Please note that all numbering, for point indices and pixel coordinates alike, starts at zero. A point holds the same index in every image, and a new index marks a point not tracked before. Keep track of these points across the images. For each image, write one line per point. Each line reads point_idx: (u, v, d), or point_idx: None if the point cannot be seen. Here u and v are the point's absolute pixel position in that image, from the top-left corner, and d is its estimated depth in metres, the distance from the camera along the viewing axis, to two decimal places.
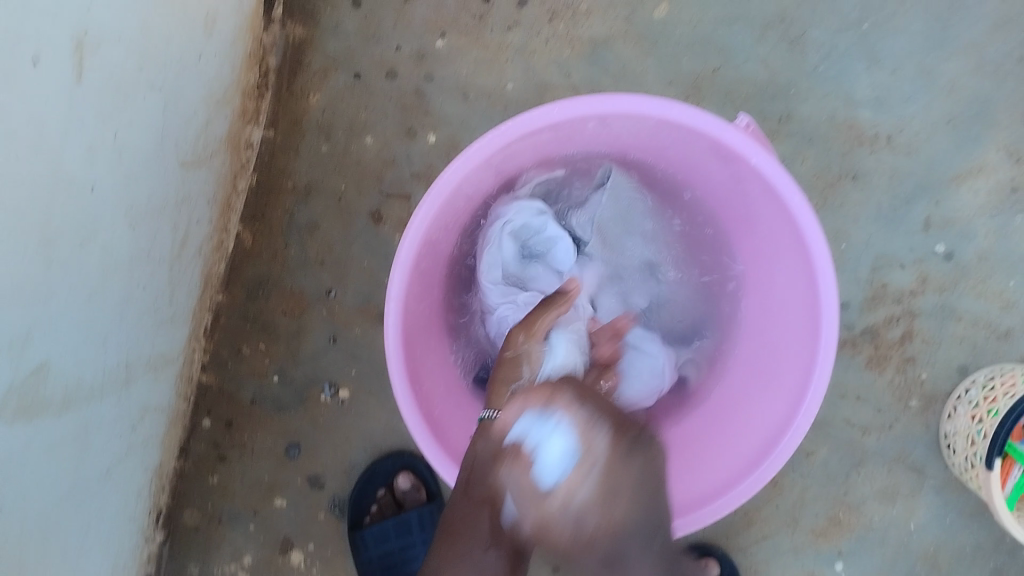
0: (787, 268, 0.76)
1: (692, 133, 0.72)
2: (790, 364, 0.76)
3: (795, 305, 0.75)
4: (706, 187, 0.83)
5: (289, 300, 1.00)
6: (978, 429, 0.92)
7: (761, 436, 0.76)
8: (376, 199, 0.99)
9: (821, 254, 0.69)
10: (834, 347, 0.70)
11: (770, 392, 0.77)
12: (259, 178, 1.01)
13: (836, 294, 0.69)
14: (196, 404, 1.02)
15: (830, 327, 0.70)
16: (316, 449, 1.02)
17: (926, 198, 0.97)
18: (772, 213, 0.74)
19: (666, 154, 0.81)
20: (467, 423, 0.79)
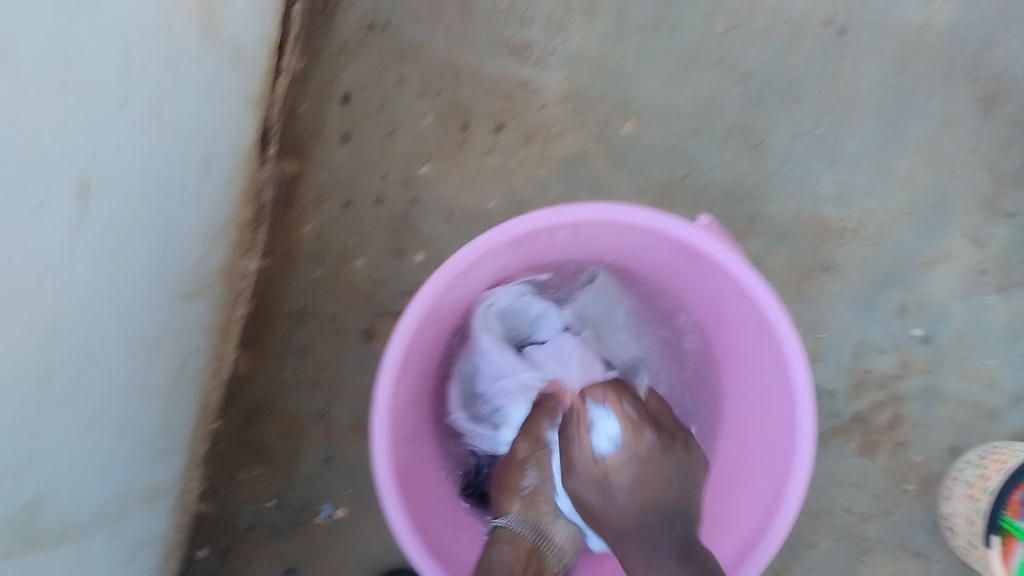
0: (760, 359, 0.78)
1: (656, 234, 0.76)
2: (773, 449, 0.77)
3: (771, 395, 0.77)
4: (677, 287, 0.86)
5: (285, 422, 1.01)
6: (977, 508, 0.92)
7: (754, 524, 0.76)
8: (367, 318, 1.01)
9: (791, 341, 0.72)
10: (812, 429, 0.72)
11: (759, 477, 0.78)
12: (255, 308, 1.02)
13: (808, 382, 0.72)
14: (193, 534, 1.01)
15: (807, 410, 0.72)
16: (313, 572, 1.00)
17: (899, 286, 1.01)
18: (741, 306, 0.77)
19: (637, 257, 0.84)
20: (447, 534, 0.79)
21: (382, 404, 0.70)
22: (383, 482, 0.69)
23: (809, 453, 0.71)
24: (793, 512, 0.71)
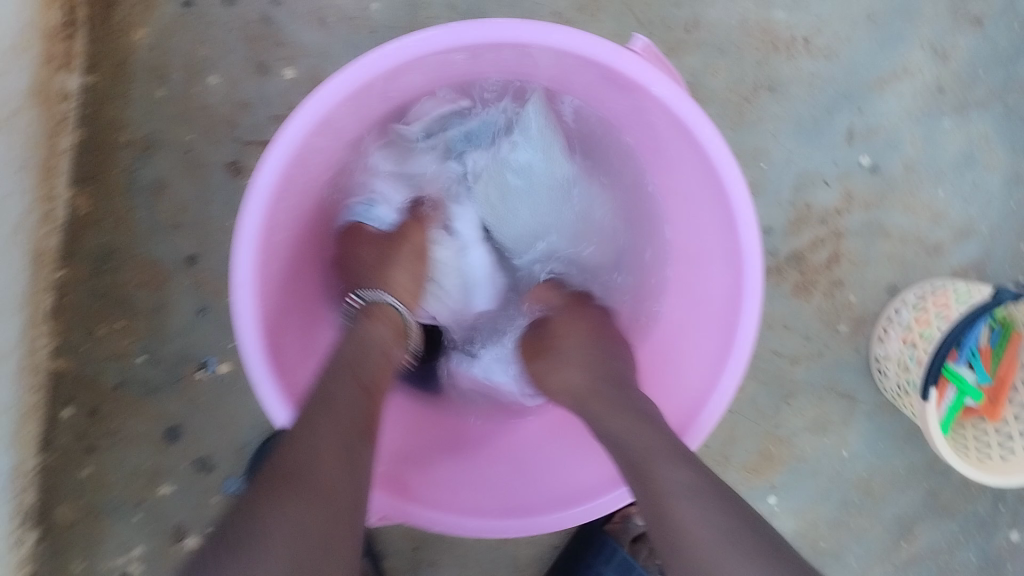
0: (704, 195, 0.67)
1: (585, 63, 0.61)
2: (727, 277, 0.67)
3: (720, 233, 0.66)
4: (611, 116, 0.72)
5: (142, 270, 0.87)
6: (911, 354, 0.86)
7: (717, 355, 0.67)
8: (231, 147, 0.85)
9: (742, 201, 0.60)
10: (759, 303, 0.62)
11: (718, 301, 0.69)
12: (86, 135, 0.85)
13: (753, 222, 0.61)
14: (54, 394, 0.90)
15: (753, 282, 0.62)
16: (199, 431, 0.92)
17: (849, 107, 0.89)
18: (688, 153, 0.65)
19: (562, 85, 0.70)
20: None
21: (246, 257, 0.58)
22: (254, 365, 0.58)
23: (752, 330, 0.63)
24: (730, 392, 0.63)
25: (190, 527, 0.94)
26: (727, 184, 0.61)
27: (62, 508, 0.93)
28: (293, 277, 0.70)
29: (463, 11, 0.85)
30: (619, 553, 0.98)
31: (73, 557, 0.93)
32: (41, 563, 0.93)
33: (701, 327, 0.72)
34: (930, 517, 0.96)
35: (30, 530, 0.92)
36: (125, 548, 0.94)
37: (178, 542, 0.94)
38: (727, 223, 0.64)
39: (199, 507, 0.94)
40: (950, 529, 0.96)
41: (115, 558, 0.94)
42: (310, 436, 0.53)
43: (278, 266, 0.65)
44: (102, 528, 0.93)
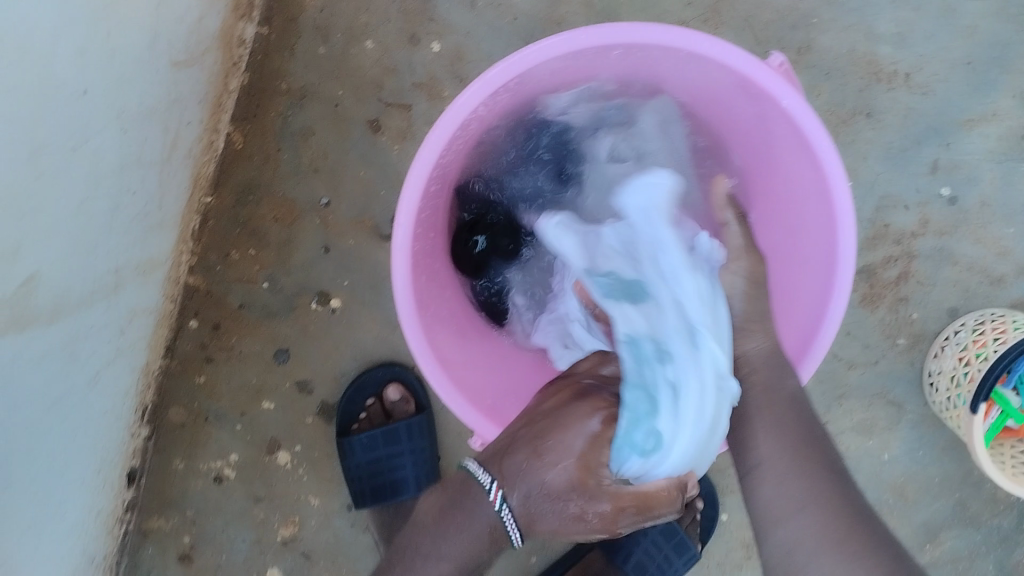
0: (802, 187, 0.71)
1: (722, 68, 0.67)
2: (814, 251, 0.71)
3: (814, 226, 0.71)
4: (724, 122, 0.78)
5: (279, 207, 0.98)
6: (964, 372, 0.93)
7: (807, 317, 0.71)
8: (374, 107, 0.96)
9: (845, 207, 0.66)
10: (851, 282, 0.66)
11: (805, 264, 0.73)
12: (251, 78, 0.97)
13: (853, 218, 0.66)
14: (184, 305, 1.02)
15: (844, 281, 0.66)
16: (304, 355, 1.02)
17: (937, 140, 0.96)
18: (798, 159, 0.70)
19: (691, 87, 0.76)
20: (476, 363, 0.77)
21: (407, 212, 0.65)
22: (401, 304, 0.66)
23: (845, 295, 0.66)
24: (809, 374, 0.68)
25: (282, 443, 1.05)
26: (834, 190, 0.66)
27: (174, 410, 1.05)
28: (436, 241, 0.77)
29: (600, 10, 0.95)
30: (665, 518, 1.06)
31: (176, 455, 1.06)
32: (146, 455, 1.06)
33: (790, 285, 0.75)
34: (956, 526, 1.03)
35: (145, 424, 1.04)
36: (222, 454, 1.06)
37: (271, 454, 1.05)
38: (826, 219, 0.68)
39: (294, 426, 1.05)
40: (973, 538, 1.03)
41: (213, 461, 1.06)
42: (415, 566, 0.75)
43: (427, 226, 0.73)
44: (208, 432, 1.05)
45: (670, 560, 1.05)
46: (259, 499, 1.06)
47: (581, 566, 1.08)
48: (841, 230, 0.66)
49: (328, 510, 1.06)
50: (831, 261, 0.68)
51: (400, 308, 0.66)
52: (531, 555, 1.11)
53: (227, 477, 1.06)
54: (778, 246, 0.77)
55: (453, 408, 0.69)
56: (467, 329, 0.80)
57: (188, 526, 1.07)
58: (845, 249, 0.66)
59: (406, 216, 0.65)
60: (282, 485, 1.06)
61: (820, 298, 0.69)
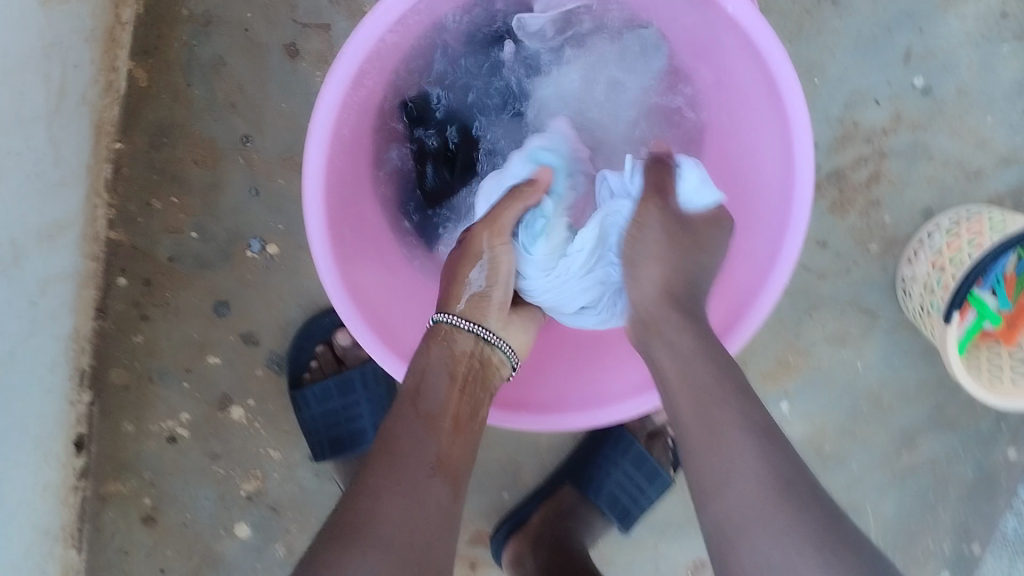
0: (757, 103, 0.68)
1: None
2: (771, 182, 0.68)
3: (771, 149, 0.68)
4: (682, 29, 0.73)
5: (199, 147, 0.91)
6: (938, 278, 0.89)
7: (762, 259, 0.68)
8: (291, 30, 0.88)
9: (801, 120, 0.62)
10: (807, 216, 0.63)
11: (762, 196, 0.70)
12: (147, 5, 0.88)
13: (811, 139, 0.62)
14: (109, 262, 0.94)
15: (804, 203, 0.63)
16: (246, 306, 0.96)
17: (909, 26, 0.89)
18: (750, 71, 0.66)
19: None
20: (389, 289, 0.73)
21: (321, 133, 0.61)
22: (313, 228, 0.62)
23: (802, 229, 0.64)
24: (771, 305, 0.66)
25: (234, 397, 1.00)
26: (790, 110, 0.62)
27: (115, 372, 0.99)
28: (361, 168, 0.72)
29: None
30: (635, 446, 1.04)
31: (124, 419, 1.01)
32: (94, 421, 1.01)
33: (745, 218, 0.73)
34: (934, 430, 1.01)
35: (86, 390, 0.99)
36: (171, 414, 1.00)
37: (224, 410, 1.00)
38: (783, 141, 0.65)
39: (243, 379, 0.99)
40: (951, 441, 1.01)
41: (163, 420, 1.00)
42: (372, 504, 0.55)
43: (348, 153, 0.68)
44: (153, 392, 1.00)
45: (642, 487, 1.03)
46: (217, 456, 1.01)
47: (553, 502, 1.04)
48: (798, 145, 0.63)
49: (289, 463, 1.02)
50: (788, 189, 0.65)
51: (310, 232, 0.62)
52: (504, 492, 1.08)
53: (182, 436, 1.01)
54: (738, 165, 0.74)
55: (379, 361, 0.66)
56: (388, 257, 0.75)
57: (147, 487, 1.02)
58: (801, 175, 0.63)
59: (319, 133, 0.60)
60: (241, 440, 1.01)
61: (778, 232, 0.66)
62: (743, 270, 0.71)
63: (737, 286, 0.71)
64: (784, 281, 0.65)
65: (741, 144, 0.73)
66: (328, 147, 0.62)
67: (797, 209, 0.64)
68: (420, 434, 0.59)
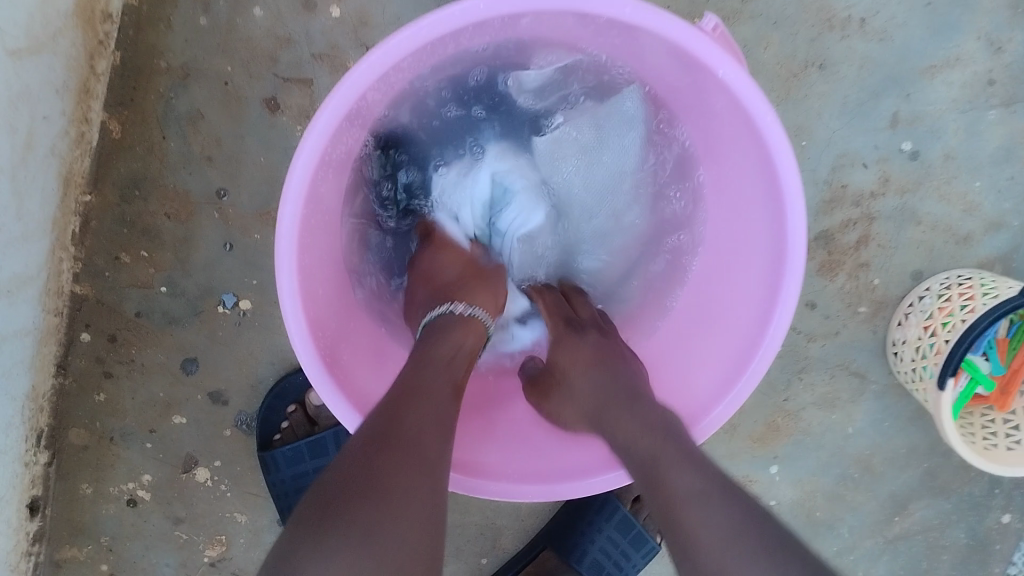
0: (746, 169, 0.66)
1: (652, 36, 0.60)
2: (759, 247, 0.67)
3: (759, 215, 0.66)
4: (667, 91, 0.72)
5: (171, 201, 0.87)
6: (930, 342, 0.87)
7: (750, 325, 0.67)
8: (270, 82, 0.85)
9: (794, 194, 0.60)
10: (799, 284, 0.62)
11: (748, 262, 0.69)
12: (124, 58, 0.85)
13: (803, 210, 0.60)
14: (72, 317, 0.90)
15: (793, 278, 0.62)
16: (216, 364, 0.92)
17: (896, 91, 0.89)
18: (740, 137, 0.64)
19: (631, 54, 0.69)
20: (362, 349, 0.70)
21: (295, 196, 0.57)
22: (285, 294, 0.58)
23: (793, 298, 0.63)
24: (756, 377, 0.65)
25: (201, 458, 0.95)
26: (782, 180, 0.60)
27: (74, 432, 0.94)
28: (337, 224, 0.69)
29: None
30: (620, 512, 0.99)
31: (82, 481, 0.95)
32: (49, 484, 0.95)
33: (732, 280, 0.71)
34: (925, 496, 0.98)
35: (42, 450, 0.93)
36: (133, 475, 0.95)
37: (188, 472, 0.95)
38: (773, 210, 0.63)
39: (212, 439, 0.95)
40: (942, 507, 0.98)
41: (124, 483, 0.95)
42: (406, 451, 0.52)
43: (323, 212, 0.65)
44: (114, 453, 0.95)
45: (627, 554, 0.99)
46: (180, 520, 0.97)
47: (535, 566, 1.01)
48: (790, 219, 0.61)
49: (256, 527, 0.98)
50: (779, 257, 0.63)
51: (283, 298, 0.58)
52: (481, 558, 1.04)
53: (142, 498, 0.96)
54: (724, 231, 0.73)
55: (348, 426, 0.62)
56: (360, 314, 0.72)
57: (105, 553, 0.97)
58: (794, 247, 0.61)
59: (293, 196, 0.57)
60: (205, 504, 0.96)
61: (769, 298, 0.65)
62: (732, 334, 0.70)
63: (726, 350, 0.70)
64: (772, 353, 0.64)
65: (728, 207, 0.72)
66: (302, 209, 0.58)
67: (788, 278, 0.62)
68: (431, 432, 0.55)
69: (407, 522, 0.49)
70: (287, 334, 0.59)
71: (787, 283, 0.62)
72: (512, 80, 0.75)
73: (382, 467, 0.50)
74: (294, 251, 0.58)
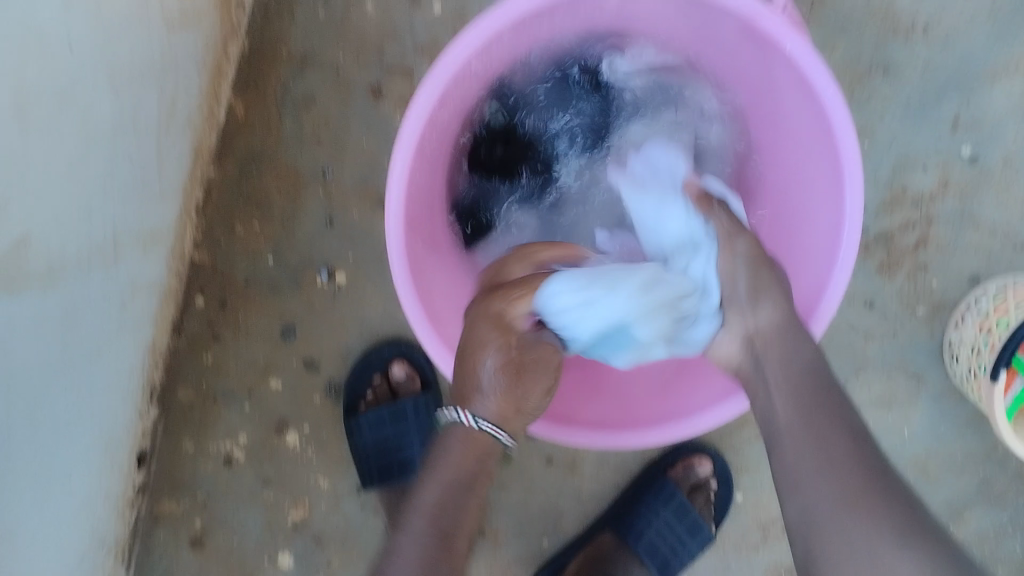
0: (807, 143, 0.73)
1: (727, 15, 0.68)
2: (818, 216, 0.73)
3: (819, 186, 0.73)
4: (735, 77, 0.79)
5: (283, 176, 0.98)
6: (985, 339, 0.90)
7: (807, 287, 0.73)
8: (377, 75, 0.96)
9: (853, 166, 0.67)
10: (856, 243, 0.68)
11: (806, 231, 0.75)
12: (254, 50, 0.97)
13: (859, 175, 0.67)
14: (189, 280, 1.01)
15: (850, 240, 0.68)
16: (312, 330, 1.01)
17: (957, 96, 0.93)
18: (803, 111, 0.71)
19: (704, 40, 0.77)
20: (451, 298, 0.78)
21: (407, 142, 0.67)
22: (391, 226, 0.67)
23: (850, 256, 0.68)
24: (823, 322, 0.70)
25: (292, 422, 1.04)
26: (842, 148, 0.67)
27: (183, 390, 1.04)
28: (433, 186, 0.78)
29: None
30: (676, 497, 1.04)
31: (184, 436, 1.05)
32: (156, 438, 1.05)
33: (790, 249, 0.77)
34: (981, 504, 1.00)
35: (153, 405, 1.03)
36: (231, 435, 1.04)
37: (280, 435, 1.04)
38: (833, 178, 0.70)
39: (301, 404, 1.04)
40: (999, 516, 1.00)
41: (221, 441, 1.05)
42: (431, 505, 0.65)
43: (424, 169, 0.74)
44: (216, 413, 1.04)
45: (683, 542, 1.05)
46: (269, 481, 1.05)
47: (592, 548, 1.06)
48: (847, 188, 0.68)
49: (336, 493, 1.05)
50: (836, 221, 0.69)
51: (388, 230, 0.67)
52: (542, 538, 1.09)
53: (238, 458, 1.05)
54: (781, 213, 0.79)
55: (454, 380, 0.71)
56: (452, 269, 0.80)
57: (199, 509, 1.05)
58: (851, 209, 0.68)
59: (406, 141, 0.66)
60: (292, 466, 1.04)
61: (826, 261, 0.71)
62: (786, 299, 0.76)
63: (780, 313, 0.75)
64: (835, 302, 0.69)
65: (787, 182, 0.78)
66: (411, 155, 0.67)
67: (846, 237, 0.68)
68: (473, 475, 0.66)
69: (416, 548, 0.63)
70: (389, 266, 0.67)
71: (844, 242, 0.69)
72: (606, 69, 0.84)
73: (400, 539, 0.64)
74: (401, 190, 0.67)
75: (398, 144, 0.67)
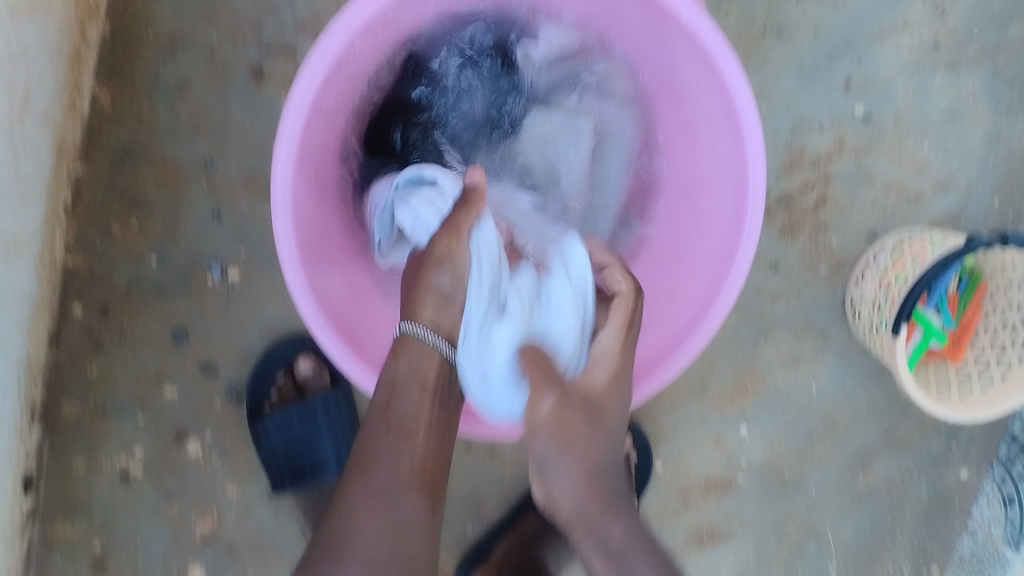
0: (708, 117, 0.73)
1: None
2: (724, 193, 0.73)
3: (723, 161, 0.72)
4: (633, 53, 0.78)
5: (162, 170, 0.91)
6: (885, 295, 0.92)
7: (716, 267, 0.73)
8: (258, 54, 0.90)
9: (755, 137, 0.67)
10: (761, 216, 0.69)
11: (711, 208, 0.75)
12: (118, 32, 0.90)
13: (762, 148, 0.67)
14: (65, 289, 0.93)
15: (756, 212, 0.69)
16: (206, 333, 0.95)
17: (848, 55, 0.95)
18: (703, 84, 0.71)
19: (604, 17, 0.76)
20: (350, 293, 0.75)
21: (290, 131, 0.63)
22: (280, 220, 0.64)
23: (756, 230, 0.69)
24: (735, 293, 0.70)
25: (191, 429, 0.97)
26: (744, 121, 0.67)
27: (67, 405, 0.96)
28: (328, 175, 0.75)
29: None
30: None
31: (75, 457, 0.97)
32: (43, 460, 0.97)
33: (697, 229, 0.76)
34: (887, 452, 1.03)
35: (37, 424, 0.95)
36: (125, 448, 0.97)
37: (181, 446, 0.98)
38: (737, 153, 0.70)
39: (201, 410, 0.97)
40: (904, 462, 1.03)
41: (116, 456, 0.97)
42: (388, 458, 0.64)
43: (315, 159, 0.70)
44: (107, 427, 0.97)
45: None
46: (171, 494, 0.98)
47: (518, 531, 1.03)
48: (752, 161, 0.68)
49: (246, 501, 0.99)
50: (743, 196, 0.70)
51: (277, 224, 0.64)
52: (466, 525, 1.07)
53: (135, 474, 0.98)
54: (684, 191, 0.79)
55: (352, 376, 0.68)
56: (352, 265, 0.77)
57: (96, 530, 0.98)
58: (757, 180, 0.68)
59: (288, 131, 0.63)
60: (195, 476, 0.98)
61: (732, 237, 0.71)
62: (694, 279, 0.75)
63: (689, 296, 0.75)
64: (745, 271, 0.70)
65: (689, 160, 0.78)
66: (297, 145, 0.64)
67: (751, 213, 0.69)
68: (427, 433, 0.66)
69: (371, 516, 0.62)
70: (280, 262, 0.64)
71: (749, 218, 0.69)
72: (521, 53, 0.82)
73: (348, 495, 0.64)
74: (287, 181, 0.64)
75: (282, 133, 0.63)
